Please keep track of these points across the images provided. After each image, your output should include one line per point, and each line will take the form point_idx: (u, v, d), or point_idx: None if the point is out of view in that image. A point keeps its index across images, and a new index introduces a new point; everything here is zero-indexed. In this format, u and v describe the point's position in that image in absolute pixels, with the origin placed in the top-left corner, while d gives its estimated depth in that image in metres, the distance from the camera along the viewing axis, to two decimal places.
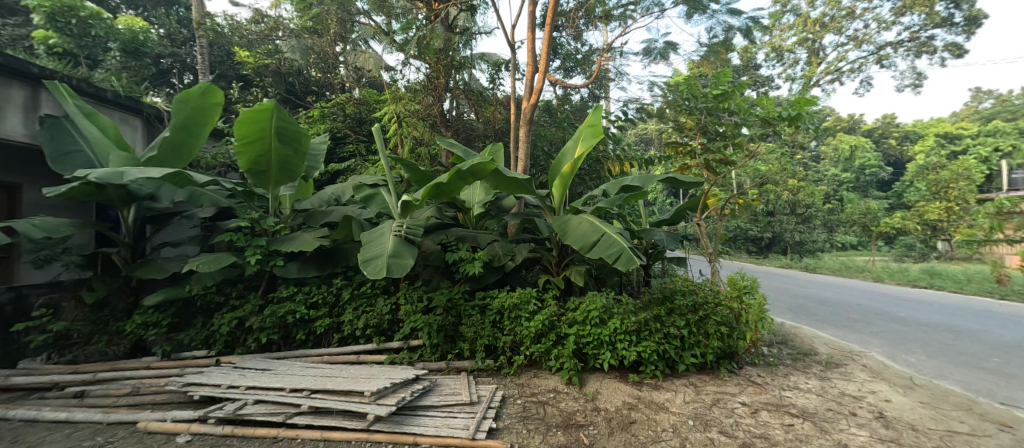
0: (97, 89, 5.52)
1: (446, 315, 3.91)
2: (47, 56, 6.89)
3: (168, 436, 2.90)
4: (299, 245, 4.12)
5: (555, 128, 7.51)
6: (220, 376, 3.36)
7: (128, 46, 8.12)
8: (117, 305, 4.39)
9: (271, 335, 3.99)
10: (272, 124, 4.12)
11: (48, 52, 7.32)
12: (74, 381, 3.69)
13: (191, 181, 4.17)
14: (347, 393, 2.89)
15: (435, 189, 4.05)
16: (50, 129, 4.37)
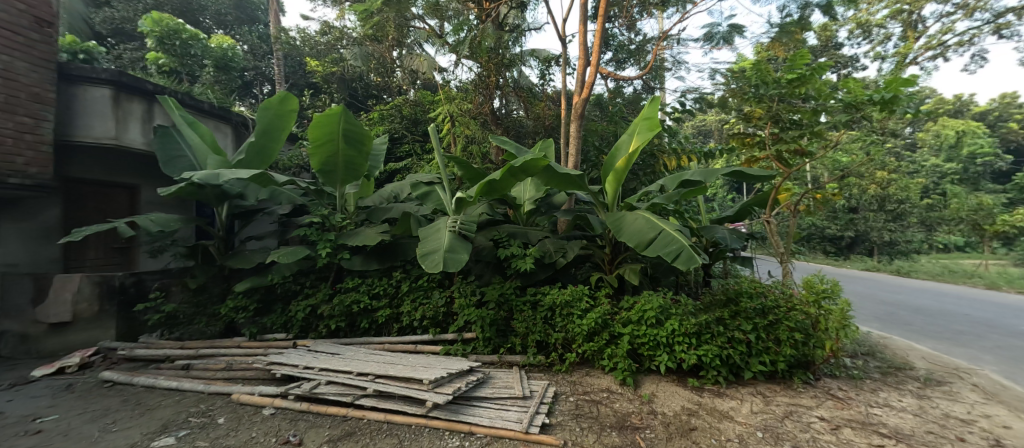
0: (196, 100, 6.29)
1: (499, 310, 3.98)
2: (158, 75, 7.99)
3: (256, 408, 3.27)
4: (363, 240, 4.41)
5: (606, 123, 7.31)
6: (297, 357, 3.72)
7: (219, 62, 9.18)
8: (213, 290, 5.01)
9: (339, 322, 4.34)
10: (340, 127, 4.43)
11: (158, 70, 8.50)
12: (182, 355, 4.28)
13: (272, 181, 4.63)
14: (407, 379, 3.07)
15: (488, 186, 4.13)
16: (162, 137, 5.06)
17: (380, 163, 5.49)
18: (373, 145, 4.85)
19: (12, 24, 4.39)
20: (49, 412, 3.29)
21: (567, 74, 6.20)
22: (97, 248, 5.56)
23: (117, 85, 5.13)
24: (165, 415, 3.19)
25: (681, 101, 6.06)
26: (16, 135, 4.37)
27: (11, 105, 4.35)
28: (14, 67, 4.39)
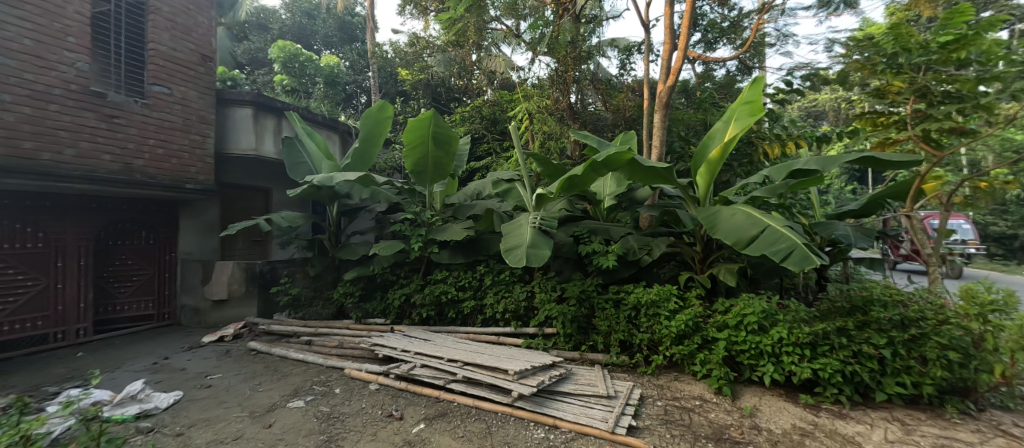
0: (313, 114, 7.26)
1: (580, 306, 3.93)
2: (282, 94, 9.40)
3: (364, 383, 3.71)
4: (450, 235, 4.71)
5: (695, 110, 6.75)
6: (395, 340, 4.12)
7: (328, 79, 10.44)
8: (327, 277, 5.79)
9: (429, 311, 4.70)
10: (430, 130, 4.76)
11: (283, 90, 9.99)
12: (304, 332, 5.02)
13: (373, 182, 5.16)
14: (494, 368, 3.22)
15: (569, 182, 4.10)
16: (288, 146, 5.96)
17: (465, 162, 5.91)
18: (459, 146, 5.14)
19: (187, 62, 5.53)
20: (215, 371, 4.12)
21: (651, 61, 5.85)
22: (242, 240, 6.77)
23: (256, 105, 6.17)
24: (294, 381, 3.78)
25: (788, 80, 5.34)
26: (189, 150, 5.52)
27: (187, 126, 5.50)
28: (188, 96, 5.53)
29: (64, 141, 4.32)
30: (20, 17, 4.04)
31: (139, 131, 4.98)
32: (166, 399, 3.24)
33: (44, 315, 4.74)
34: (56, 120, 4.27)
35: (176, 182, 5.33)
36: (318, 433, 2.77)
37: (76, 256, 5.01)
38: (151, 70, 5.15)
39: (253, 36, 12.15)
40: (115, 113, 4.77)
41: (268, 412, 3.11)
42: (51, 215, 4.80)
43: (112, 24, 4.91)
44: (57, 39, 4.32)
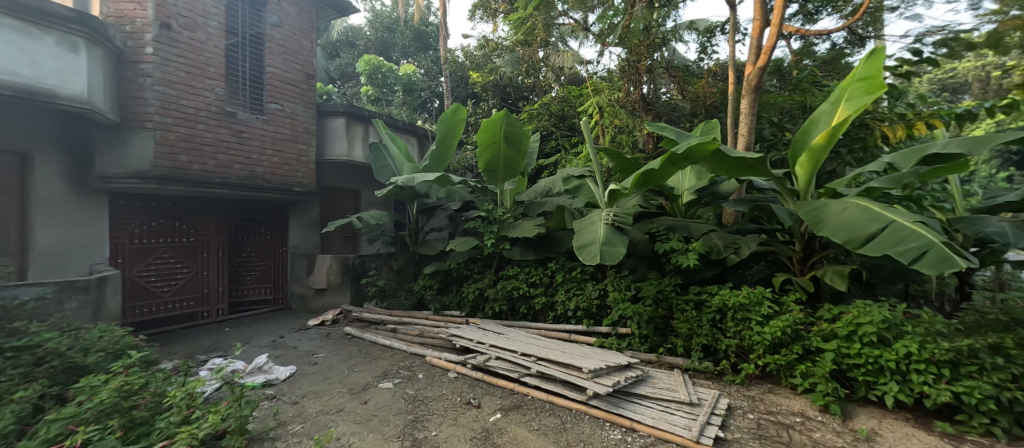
0: (395, 120, 7.87)
1: (657, 307, 3.74)
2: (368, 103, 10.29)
3: (443, 370, 3.94)
4: (522, 231, 4.77)
5: (790, 92, 6.01)
6: (471, 332, 4.30)
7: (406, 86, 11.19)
8: (408, 270, 6.24)
9: (501, 306, 4.84)
10: (502, 130, 4.88)
11: (368, 100, 10.94)
12: (390, 320, 5.47)
13: (449, 181, 5.42)
14: (567, 365, 3.21)
15: (645, 177, 3.91)
16: (374, 150, 6.53)
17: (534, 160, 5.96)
18: (529, 144, 5.21)
19: (294, 81, 6.33)
20: (319, 351, 4.68)
21: (736, 42, 5.33)
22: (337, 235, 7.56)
23: (348, 115, 6.87)
24: (384, 365, 4.16)
25: (916, 48, 4.48)
26: (297, 157, 6.32)
27: (295, 136, 6.30)
28: (296, 111, 6.33)
29: (207, 154, 5.22)
30: (177, 54, 4.97)
31: (259, 143, 5.82)
32: (284, 372, 3.78)
33: (196, 296, 5.83)
34: (202, 137, 5.18)
35: (287, 186, 6.15)
36: (406, 413, 3.02)
37: (215, 249, 6.05)
38: (267, 90, 5.99)
39: (343, 52, 13.45)
40: (243, 129, 5.65)
41: (363, 390, 3.46)
42: (198, 214, 5.85)
43: (240, 53, 5.80)
44: (201, 70, 5.23)
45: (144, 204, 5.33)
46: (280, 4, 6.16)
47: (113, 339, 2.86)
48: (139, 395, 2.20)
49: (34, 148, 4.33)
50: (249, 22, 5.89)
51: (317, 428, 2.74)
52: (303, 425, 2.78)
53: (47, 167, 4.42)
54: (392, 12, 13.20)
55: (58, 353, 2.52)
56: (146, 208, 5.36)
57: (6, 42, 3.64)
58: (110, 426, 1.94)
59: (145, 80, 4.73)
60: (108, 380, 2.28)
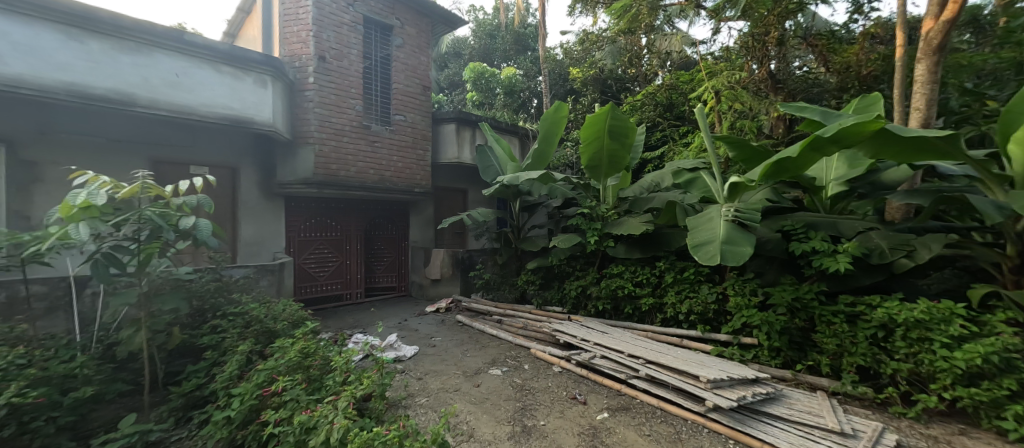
0: (498, 122, 8.30)
1: (793, 317, 3.24)
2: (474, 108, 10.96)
3: (547, 364, 4.02)
4: (629, 229, 4.57)
5: (995, 49, 4.58)
6: (574, 329, 4.29)
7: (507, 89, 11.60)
8: (511, 265, 6.48)
9: (605, 304, 4.71)
10: (606, 124, 4.76)
11: (474, 105, 11.64)
12: (495, 311, 5.76)
13: (552, 179, 5.48)
14: (681, 372, 3.01)
15: (777, 167, 3.41)
16: (480, 152, 6.93)
17: (639, 154, 5.68)
18: (635, 137, 4.98)
19: (415, 94, 7.09)
20: (436, 335, 5.19)
21: None
22: (448, 231, 8.25)
23: (458, 120, 7.47)
24: (493, 353, 4.42)
25: None
26: (417, 162, 7.08)
27: (415, 143, 7.05)
28: (416, 121, 7.09)
29: (350, 162, 6.18)
30: (330, 81, 5.99)
31: (388, 151, 6.67)
32: (409, 350, 4.29)
33: (342, 281, 6.97)
34: (346, 148, 6.15)
35: (409, 187, 6.93)
36: (515, 400, 3.18)
37: (355, 242, 7.13)
38: (394, 104, 6.82)
39: (451, 63, 14.50)
40: (376, 139, 6.53)
41: (475, 374, 3.74)
42: (342, 213, 6.96)
43: (372, 74, 6.70)
44: (346, 91, 6.19)
45: (305, 204, 6.55)
46: (404, 27, 6.96)
47: (292, 311, 3.60)
48: (312, 357, 2.75)
49: (241, 164, 5.69)
50: (379, 46, 6.77)
51: (439, 403, 3.06)
52: (427, 399, 3.13)
53: (247, 177, 5.76)
54: (494, 19, 13.77)
55: (260, 319, 3.27)
56: (307, 208, 6.58)
57: (226, 86, 4.88)
58: (298, 379, 2.48)
59: (308, 104, 5.83)
60: (293, 343, 2.91)
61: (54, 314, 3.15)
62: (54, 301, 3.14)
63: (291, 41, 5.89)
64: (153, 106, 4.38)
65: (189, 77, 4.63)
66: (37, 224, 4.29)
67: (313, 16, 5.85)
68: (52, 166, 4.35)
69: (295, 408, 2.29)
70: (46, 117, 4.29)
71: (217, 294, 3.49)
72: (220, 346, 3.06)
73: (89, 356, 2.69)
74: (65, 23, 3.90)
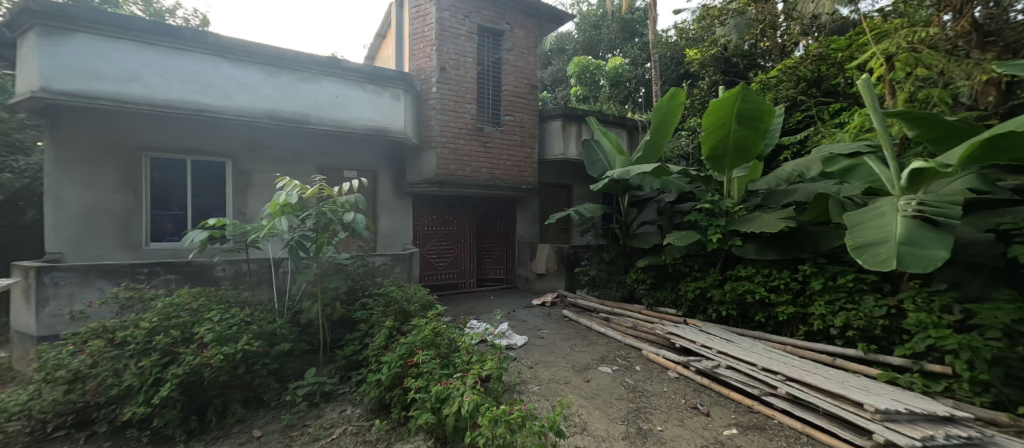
0: (604, 115, 8.10)
1: (1014, 346, 2.48)
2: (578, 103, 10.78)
3: (661, 368, 3.79)
4: (762, 226, 4.00)
5: None
6: (693, 333, 3.96)
7: (613, 79, 11.11)
8: (619, 263, 6.22)
9: (730, 310, 4.16)
10: (734, 108, 4.23)
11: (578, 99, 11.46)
12: (602, 309, 5.59)
13: (666, 172, 5.10)
14: (837, 396, 2.57)
15: (988, 149, 2.65)
16: (587, 147, 6.81)
17: (775, 139, 4.93)
18: (772, 120, 4.34)
19: (523, 94, 7.31)
20: (544, 328, 5.32)
21: None
22: (552, 226, 8.35)
23: (564, 116, 7.48)
24: (602, 350, 4.35)
25: None
26: (524, 160, 7.30)
27: (523, 142, 7.29)
28: (524, 120, 7.31)
29: (465, 163, 6.69)
30: (449, 89, 6.57)
31: (499, 151, 7.02)
32: (519, 340, 4.49)
33: (458, 271, 7.60)
34: (463, 150, 6.67)
35: (517, 185, 7.20)
36: (627, 400, 3.10)
37: (469, 235, 7.71)
38: (505, 105, 7.15)
39: (553, 60, 14.43)
40: (489, 140, 6.93)
41: (585, 370, 3.73)
42: (457, 209, 7.59)
43: (484, 79, 7.10)
44: (463, 97, 6.71)
45: (427, 201, 7.31)
46: (513, 31, 7.22)
47: (422, 294, 4.09)
48: (443, 335, 3.11)
49: (380, 167, 6.64)
50: (491, 52, 7.15)
51: (551, 393, 3.16)
52: (538, 387, 3.25)
53: (384, 178, 6.70)
54: (599, 9, 13.25)
55: (398, 300, 3.81)
56: (429, 205, 7.33)
57: (370, 101, 5.74)
58: (432, 354, 2.83)
59: (432, 112, 6.49)
60: (426, 322, 3.33)
61: (261, 286, 4.14)
62: (261, 276, 4.14)
63: (418, 56, 6.59)
64: (321, 123, 5.39)
65: (345, 97, 5.58)
66: (249, 217, 5.63)
67: (437, 32, 6.47)
68: (259, 174, 5.67)
69: (430, 379, 2.63)
70: (254, 135, 5.62)
71: (367, 276, 4.16)
72: (369, 319, 3.65)
73: (284, 319, 3.47)
74: (267, 65, 5.09)
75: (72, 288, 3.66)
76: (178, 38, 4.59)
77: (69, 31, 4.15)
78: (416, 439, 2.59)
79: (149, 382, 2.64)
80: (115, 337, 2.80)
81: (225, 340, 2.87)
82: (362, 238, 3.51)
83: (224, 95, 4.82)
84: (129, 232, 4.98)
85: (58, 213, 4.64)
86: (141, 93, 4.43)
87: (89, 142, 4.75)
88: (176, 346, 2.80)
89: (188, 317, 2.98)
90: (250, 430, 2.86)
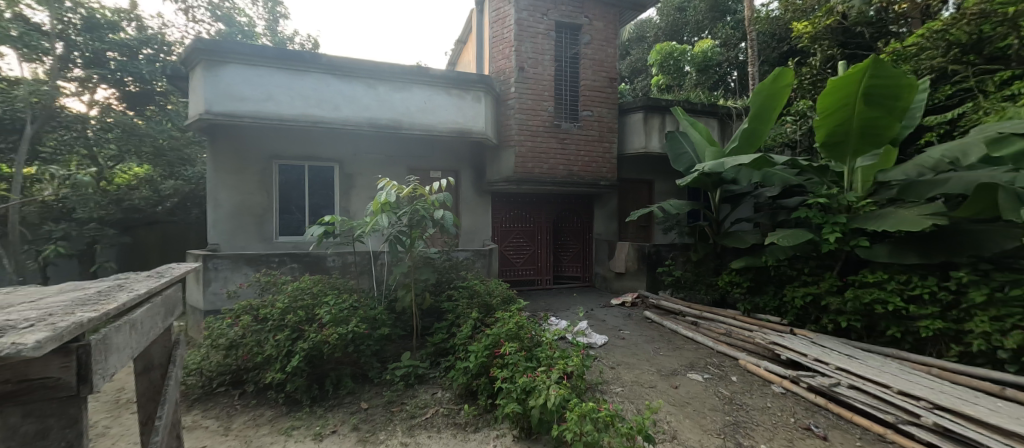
0: (692, 104, 7.52)
1: None
2: (661, 93, 10.11)
3: (763, 382, 3.42)
4: (899, 223, 3.36)
5: None
6: (804, 345, 3.50)
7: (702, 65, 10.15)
8: (709, 264, 5.73)
9: (851, 321, 3.58)
10: (861, 87, 3.63)
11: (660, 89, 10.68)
12: (689, 312, 5.18)
13: (768, 163, 4.56)
14: (1010, 435, 2.10)
15: None
16: (671, 139, 6.39)
17: (916, 119, 4.11)
18: (913, 97, 3.63)
19: (602, 87, 7.09)
20: (625, 328, 5.14)
21: None
22: (633, 224, 8.00)
23: (646, 108, 7.11)
24: (691, 356, 4.06)
25: None
26: (603, 155, 7.10)
27: (602, 136, 7.08)
28: (602, 115, 7.10)
29: (543, 160, 6.72)
30: (527, 88, 6.65)
31: (577, 147, 6.92)
32: (599, 339, 4.40)
33: (535, 267, 7.67)
34: (541, 147, 6.71)
35: (596, 181, 7.03)
36: (722, 411, 2.87)
37: (546, 232, 7.73)
38: (583, 100, 7.01)
39: (633, 49, 13.64)
40: (566, 136, 6.87)
41: (672, 375, 3.53)
42: (534, 206, 7.67)
43: (561, 75, 7.05)
44: (541, 95, 6.74)
45: (505, 199, 7.49)
46: (592, 23, 7.04)
47: (503, 288, 4.23)
48: (526, 328, 3.19)
49: (462, 167, 6.97)
50: (569, 47, 7.07)
51: (635, 395, 3.05)
52: (621, 388, 3.16)
53: (466, 177, 7.02)
54: None
55: (481, 293, 4.00)
56: (507, 202, 7.51)
57: (454, 105, 6.07)
58: (517, 346, 2.92)
59: (511, 111, 6.63)
60: (510, 315, 3.45)
61: (362, 276, 4.63)
62: (363, 267, 4.63)
63: (498, 59, 6.78)
64: (411, 128, 5.84)
65: (432, 103, 5.97)
66: (352, 215, 6.32)
67: (516, 33, 6.58)
68: (360, 176, 6.34)
69: (515, 370, 2.73)
70: (356, 141, 6.30)
71: (452, 270, 4.41)
72: (455, 310, 3.88)
73: (383, 306, 3.85)
74: (368, 78, 5.66)
75: (226, 272, 4.49)
76: (299, 61, 5.33)
77: (223, 63, 5.07)
78: (502, 426, 2.71)
79: (283, 353, 3.14)
80: (259, 314, 3.38)
81: (340, 321, 3.29)
82: (450, 234, 3.74)
83: (334, 107, 5.49)
84: (264, 227, 5.93)
85: (216, 212, 5.71)
86: (273, 110, 5.25)
87: (236, 153, 5.76)
88: (302, 324, 3.28)
89: (310, 300, 3.47)
90: (358, 402, 3.24)
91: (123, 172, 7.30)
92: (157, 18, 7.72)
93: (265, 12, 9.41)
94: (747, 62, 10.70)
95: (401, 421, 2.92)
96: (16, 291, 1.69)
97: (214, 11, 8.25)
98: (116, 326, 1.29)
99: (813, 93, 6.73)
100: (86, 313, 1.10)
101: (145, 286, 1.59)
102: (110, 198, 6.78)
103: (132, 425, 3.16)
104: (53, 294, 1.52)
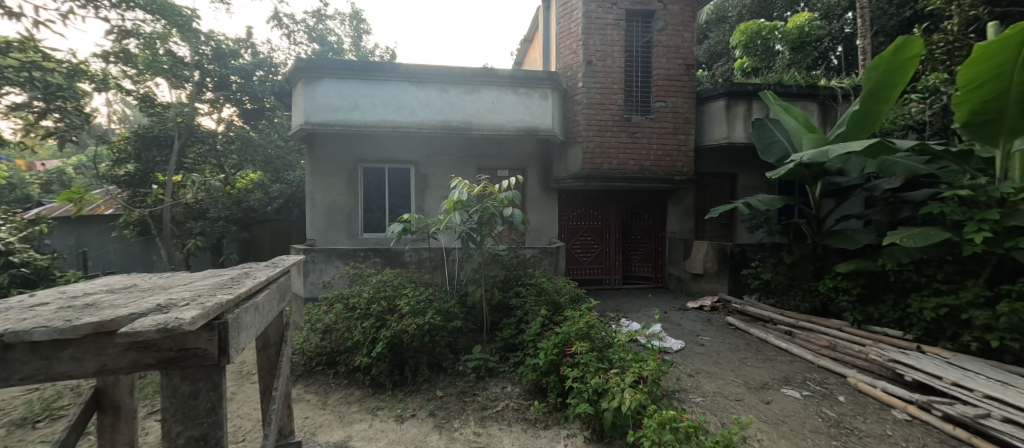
0: (785, 87, 6.72)
1: None
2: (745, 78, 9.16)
3: (881, 405, 2.94)
4: None
5: None
6: (937, 366, 2.94)
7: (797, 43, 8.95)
8: (807, 267, 5.07)
9: (1006, 340, 2.93)
10: (1019, 51, 2.95)
11: (744, 74, 9.43)
12: (781, 320, 4.62)
13: (886, 149, 3.89)
14: None
15: None
16: (760, 127, 5.73)
17: None
18: None
19: (677, 76, 6.63)
20: (704, 334, 4.78)
21: None
22: (712, 222, 7.40)
23: (729, 95, 6.52)
24: (784, 369, 3.64)
25: None
26: (679, 148, 6.65)
27: (677, 128, 6.63)
28: (678, 105, 6.63)
29: (613, 156, 6.50)
30: (596, 82, 6.45)
31: (648, 140, 6.57)
32: (675, 344, 4.13)
33: (603, 266, 7.44)
34: (610, 142, 6.49)
35: (670, 176, 6.60)
36: (827, 435, 2.54)
37: (615, 230, 7.45)
38: (656, 90, 6.61)
39: (712, 32, 12.51)
40: (637, 130, 6.56)
41: (763, 389, 3.19)
42: (603, 204, 7.44)
43: (633, 66, 6.73)
44: (610, 88, 6.49)
45: (572, 196, 7.38)
46: (666, 8, 6.59)
47: (571, 287, 4.16)
48: (599, 328, 3.12)
49: (529, 165, 7.00)
50: (641, 36, 6.72)
51: (719, 408, 2.82)
52: (702, 399, 2.94)
53: (533, 175, 7.05)
54: None
55: (548, 291, 3.99)
56: (574, 199, 7.39)
57: (521, 103, 6.12)
58: (589, 346, 2.86)
59: (578, 107, 6.51)
60: (579, 314, 3.39)
61: (436, 270, 4.87)
62: (436, 262, 4.88)
63: (565, 54, 6.69)
64: (480, 128, 6.01)
65: (500, 103, 6.09)
66: (426, 213, 6.69)
67: (584, 26, 6.42)
68: (434, 177, 6.69)
69: (587, 370, 2.67)
70: (429, 144, 6.65)
71: (520, 267, 4.44)
72: (523, 307, 3.91)
73: (456, 300, 4.02)
74: (441, 83, 5.93)
75: (322, 265, 5.03)
76: (380, 70, 5.77)
77: (318, 78, 5.66)
78: (572, 426, 2.68)
79: (369, 339, 3.43)
80: (350, 304, 3.75)
81: (418, 312, 3.52)
82: (518, 231, 3.79)
83: (411, 112, 5.85)
84: (351, 224, 6.54)
85: (313, 210, 6.42)
86: (359, 118, 5.74)
87: (329, 159, 6.42)
88: (385, 314, 3.55)
89: (391, 292, 3.75)
90: (434, 389, 3.43)
91: (243, 178, 8.56)
92: (266, 44, 8.90)
93: (350, 30, 10.35)
94: (856, 35, 9.26)
95: (473, 412, 3.02)
96: (174, 276, 2.06)
97: (309, 33, 9.28)
98: (245, 308, 1.51)
99: (948, 64, 5.61)
100: (224, 296, 1.31)
101: (264, 275, 1.83)
102: (233, 200, 7.93)
103: (251, 393, 3.69)
104: (199, 279, 1.83)
